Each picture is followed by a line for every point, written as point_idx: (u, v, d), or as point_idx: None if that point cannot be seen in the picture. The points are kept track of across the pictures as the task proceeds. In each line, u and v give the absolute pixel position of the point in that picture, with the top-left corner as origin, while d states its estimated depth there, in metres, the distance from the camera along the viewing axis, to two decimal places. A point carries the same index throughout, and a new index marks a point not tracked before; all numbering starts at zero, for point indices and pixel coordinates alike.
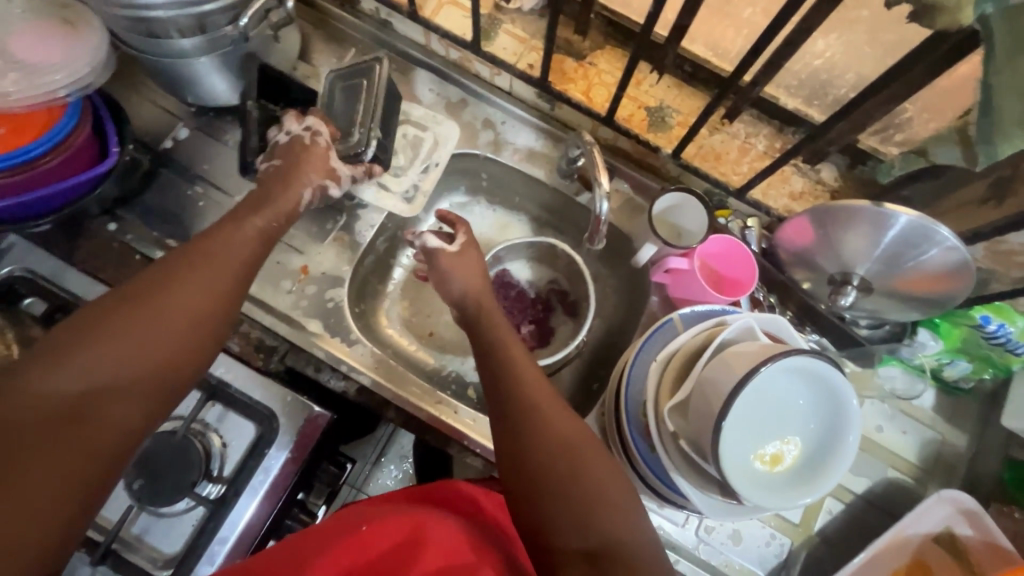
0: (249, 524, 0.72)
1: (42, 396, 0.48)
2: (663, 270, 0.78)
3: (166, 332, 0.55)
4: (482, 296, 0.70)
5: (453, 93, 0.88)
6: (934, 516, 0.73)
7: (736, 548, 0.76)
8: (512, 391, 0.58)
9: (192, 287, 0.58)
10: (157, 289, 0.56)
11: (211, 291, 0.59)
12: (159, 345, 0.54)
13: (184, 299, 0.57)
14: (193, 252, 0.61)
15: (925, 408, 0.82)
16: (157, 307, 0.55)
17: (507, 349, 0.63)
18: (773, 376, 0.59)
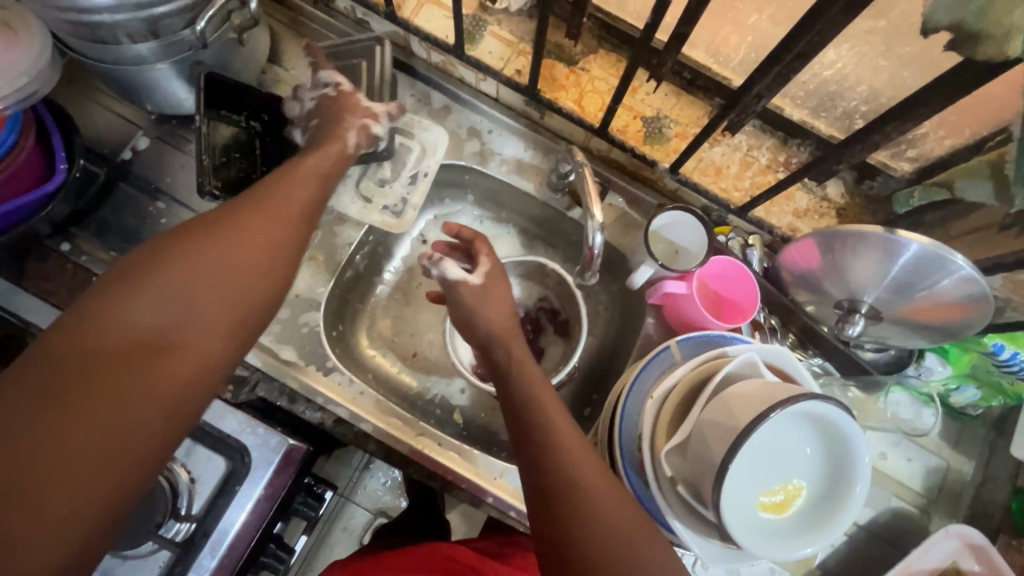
0: (222, 564, 0.68)
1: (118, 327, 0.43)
2: (659, 294, 0.73)
3: (237, 266, 0.50)
4: (500, 339, 0.64)
5: (436, 99, 0.82)
6: (940, 551, 0.70)
7: None
8: (552, 463, 0.52)
9: (261, 226, 0.53)
10: (224, 222, 0.51)
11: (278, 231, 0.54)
12: (228, 282, 0.49)
13: (249, 234, 0.52)
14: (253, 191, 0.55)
15: (931, 435, 0.78)
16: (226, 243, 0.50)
17: (546, 411, 0.56)
18: (778, 420, 0.54)
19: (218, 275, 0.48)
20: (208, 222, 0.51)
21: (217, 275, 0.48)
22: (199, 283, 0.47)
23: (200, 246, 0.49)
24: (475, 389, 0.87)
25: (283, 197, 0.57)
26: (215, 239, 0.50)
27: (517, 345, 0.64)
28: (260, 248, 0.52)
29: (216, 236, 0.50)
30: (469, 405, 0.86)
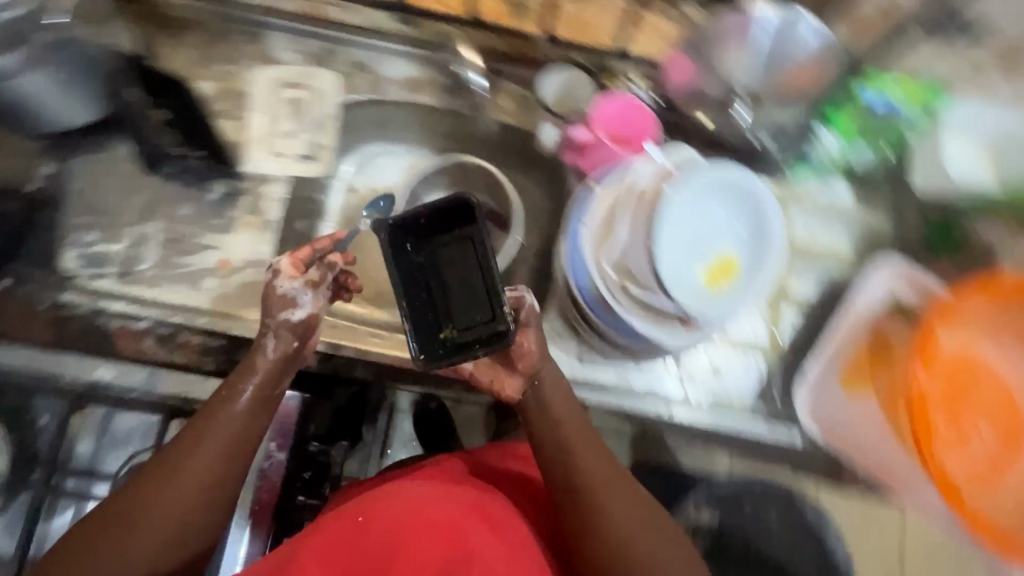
0: (249, 547, 0.75)
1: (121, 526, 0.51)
2: (572, 150, 0.78)
3: (192, 473, 0.53)
4: (549, 396, 0.61)
5: (314, 46, 0.84)
6: (876, 286, 0.78)
7: (718, 379, 0.79)
8: (598, 543, 0.56)
9: (190, 465, 0.53)
10: (202, 427, 0.55)
11: (203, 474, 0.53)
12: (190, 480, 0.53)
13: (172, 486, 0.52)
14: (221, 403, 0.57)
15: (846, 203, 0.86)
16: (198, 452, 0.54)
17: (589, 489, 0.57)
18: (686, 192, 0.63)
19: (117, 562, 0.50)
20: (200, 423, 0.55)
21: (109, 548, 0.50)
22: (139, 516, 0.51)
23: (154, 481, 0.52)
24: None
25: (205, 433, 0.55)
26: (153, 485, 0.52)
27: (558, 385, 0.63)
28: (218, 452, 0.54)
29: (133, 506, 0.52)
30: None
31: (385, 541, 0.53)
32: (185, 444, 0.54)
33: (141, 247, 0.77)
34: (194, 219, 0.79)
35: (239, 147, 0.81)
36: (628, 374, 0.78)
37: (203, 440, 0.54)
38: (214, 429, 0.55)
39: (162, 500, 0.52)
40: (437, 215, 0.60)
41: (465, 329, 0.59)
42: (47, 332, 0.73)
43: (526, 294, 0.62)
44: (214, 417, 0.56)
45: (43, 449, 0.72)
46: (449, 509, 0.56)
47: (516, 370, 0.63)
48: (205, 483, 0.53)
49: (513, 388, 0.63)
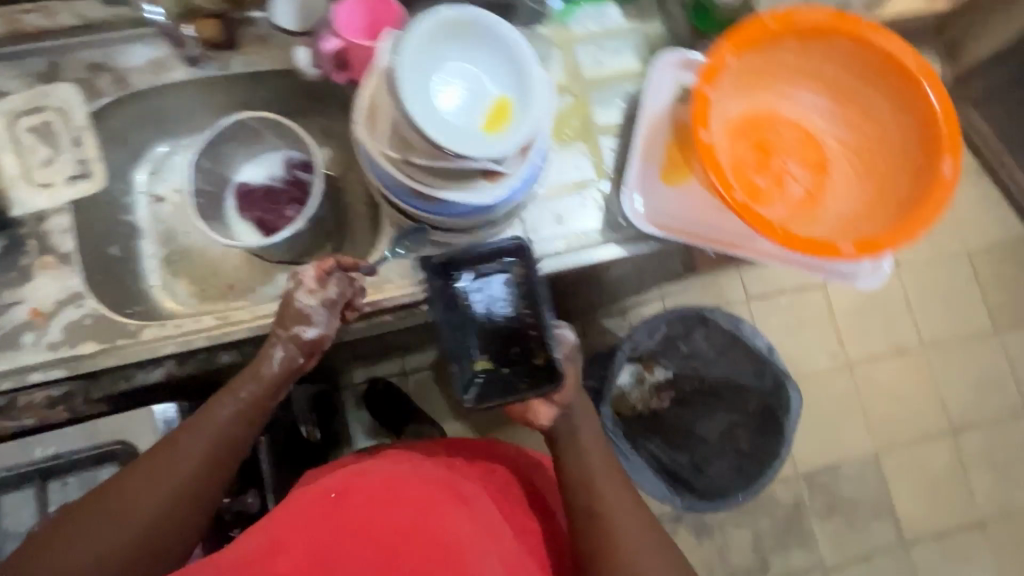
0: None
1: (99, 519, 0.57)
2: (340, 69, 0.76)
3: (180, 470, 0.61)
4: (581, 424, 0.71)
5: (35, 63, 0.78)
6: (665, 82, 0.83)
7: (566, 224, 0.82)
8: (587, 523, 0.64)
9: (177, 467, 0.61)
10: (186, 433, 0.63)
11: (196, 467, 0.62)
12: (175, 474, 0.60)
13: (168, 475, 0.60)
14: (209, 418, 0.65)
15: (618, 24, 0.88)
16: (185, 455, 0.62)
17: (597, 501, 0.65)
18: (418, 59, 0.63)
19: (93, 548, 0.55)
20: (188, 429, 0.64)
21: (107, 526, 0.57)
22: (126, 507, 0.58)
23: (136, 473, 0.60)
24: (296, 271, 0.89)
25: (191, 442, 0.63)
26: (138, 477, 0.60)
27: (593, 425, 0.71)
28: (206, 454, 0.63)
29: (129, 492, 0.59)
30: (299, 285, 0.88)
31: (368, 510, 0.60)
32: (174, 447, 0.62)
33: None
34: None
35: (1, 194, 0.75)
36: None
37: (189, 447, 0.62)
38: (203, 440, 0.63)
39: (149, 490, 0.59)
40: (496, 262, 0.74)
41: (506, 386, 0.71)
42: None
43: (566, 333, 0.73)
44: (199, 427, 0.64)
45: None
46: (416, 480, 0.65)
47: (549, 400, 0.70)
48: (200, 478, 0.62)
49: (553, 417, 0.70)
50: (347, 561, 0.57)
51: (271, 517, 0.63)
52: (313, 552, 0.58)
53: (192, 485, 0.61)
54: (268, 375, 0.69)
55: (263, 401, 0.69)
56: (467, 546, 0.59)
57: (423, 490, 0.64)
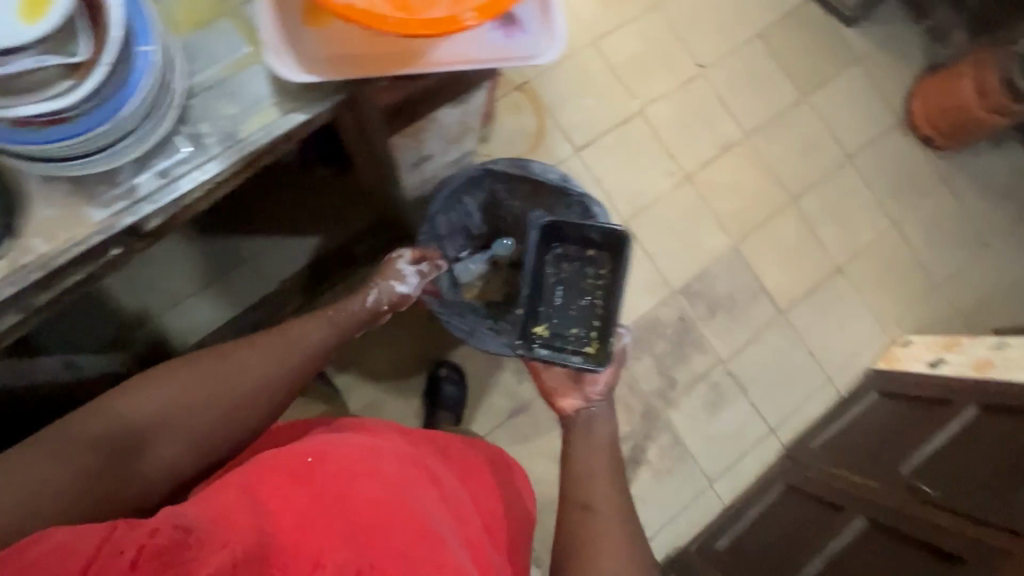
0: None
1: (141, 409, 0.75)
2: None
3: (220, 383, 0.82)
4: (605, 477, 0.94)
5: None
6: None
7: (239, 104, 0.74)
8: (577, 516, 0.88)
9: (219, 386, 0.81)
10: (220, 357, 0.84)
11: (263, 356, 0.88)
12: (206, 402, 0.80)
13: (206, 382, 0.81)
14: (239, 354, 0.86)
15: None
16: (224, 382, 0.82)
17: (588, 503, 0.89)
18: None
19: (156, 395, 0.77)
20: (213, 358, 0.84)
21: (212, 373, 0.82)
22: (177, 383, 0.79)
23: (175, 370, 0.80)
24: None
25: (262, 347, 0.89)
26: (192, 370, 0.81)
27: (601, 458, 0.98)
28: (230, 372, 0.83)
29: (240, 364, 0.85)
30: None
31: (335, 482, 0.74)
32: (197, 367, 0.81)
33: None
34: None
35: None
36: (141, 178, 0.72)
37: (217, 376, 0.82)
38: (225, 369, 0.83)
39: (270, 362, 0.88)
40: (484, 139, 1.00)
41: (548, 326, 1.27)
42: None
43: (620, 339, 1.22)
44: (260, 339, 0.90)
45: None
46: (392, 466, 0.82)
47: (578, 391, 1.13)
48: (270, 370, 0.87)
49: (574, 404, 1.11)
50: (323, 530, 0.67)
51: (235, 471, 0.76)
52: (293, 510, 0.69)
53: (280, 367, 0.89)
54: (290, 343, 0.93)
55: (279, 366, 0.89)
56: (434, 522, 0.76)
57: (398, 477, 0.80)
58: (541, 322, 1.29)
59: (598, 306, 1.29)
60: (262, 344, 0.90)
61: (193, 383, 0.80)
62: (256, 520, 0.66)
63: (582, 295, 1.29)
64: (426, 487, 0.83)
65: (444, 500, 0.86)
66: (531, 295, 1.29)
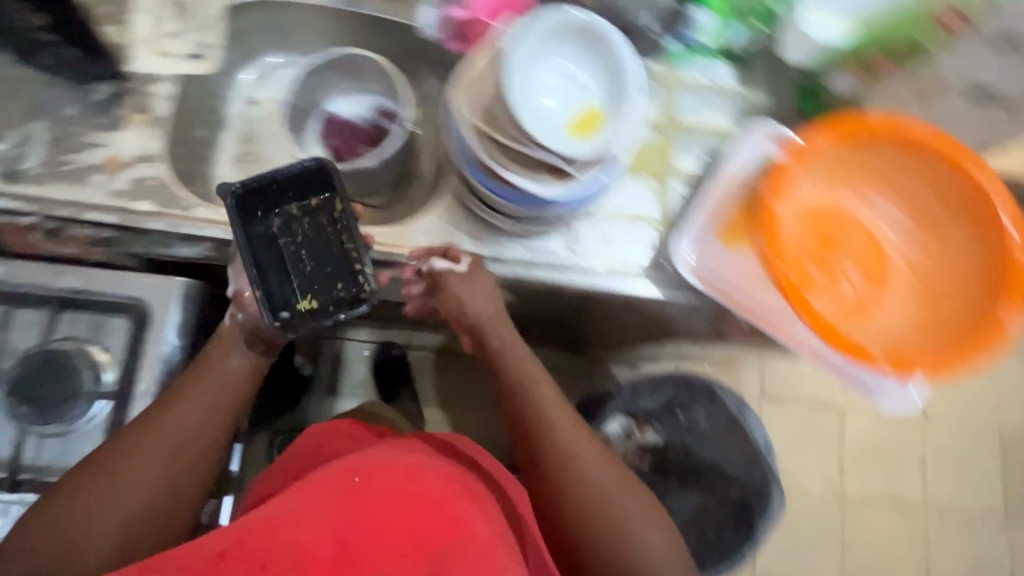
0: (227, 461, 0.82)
1: (90, 530, 0.60)
2: (460, 38, 0.82)
3: (139, 462, 0.63)
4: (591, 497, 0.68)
5: None
6: (754, 150, 0.82)
7: (611, 247, 0.83)
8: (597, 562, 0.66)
9: (157, 441, 0.65)
10: (149, 426, 0.65)
11: (204, 407, 0.68)
12: (122, 494, 0.62)
13: (139, 464, 0.63)
14: (171, 412, 0.67)
15: (725, 83, 0.92)
16: (161, 444, 0.65)
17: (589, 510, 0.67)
18: (539, 38, 0.65)
19: (106, 514, 0.60)
20: (130, 433, 0.65)
21: (143, 455, 0.64)
22: (108, 482, 0.62)
23: (109, 461, 0.63)
24: None
25: (208, 391, 0.70)
26: (112, 454, 0.63)
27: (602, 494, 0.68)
28: (164, 446, 0.65)
29: (168, 422, 0.66)
30: None
31: (387, 506, 0.59)
32: (127, 451, 0.64)
33: (26, 148, 0.76)
34: (80, 118, 0.79)
35: (122, 47, 0.81)
36: (519, 245, 0.82)
37: (132, 460, 0.63)
38: (135, 445, 0.64)
39: (204, 411, 0.68)
40: (288, 181, 0.71)
41: None
42: None
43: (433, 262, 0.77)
44: (210, 375, 0.71)
45: None
46: (440, 477, 0.65)
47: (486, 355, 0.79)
48: (212, 405, 0.69)
49: (470, 345, 0.81)
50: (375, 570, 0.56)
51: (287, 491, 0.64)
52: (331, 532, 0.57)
53: (212, 417, 0.69)
54: (226, 379, 0.72)
55: (240, 392, 0.73)
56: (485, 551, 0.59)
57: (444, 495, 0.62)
58: (300, 289, 0.71)
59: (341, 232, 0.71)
60: (210, 385, 0.70)
61: (113, 494, 0.61)
62: (309, 548, 0.57)
63: (334, 247, 0.71)
64: (461, 494, 0.65)
65: (488, 513, 0.66)
66: (259, 252, 0.70)
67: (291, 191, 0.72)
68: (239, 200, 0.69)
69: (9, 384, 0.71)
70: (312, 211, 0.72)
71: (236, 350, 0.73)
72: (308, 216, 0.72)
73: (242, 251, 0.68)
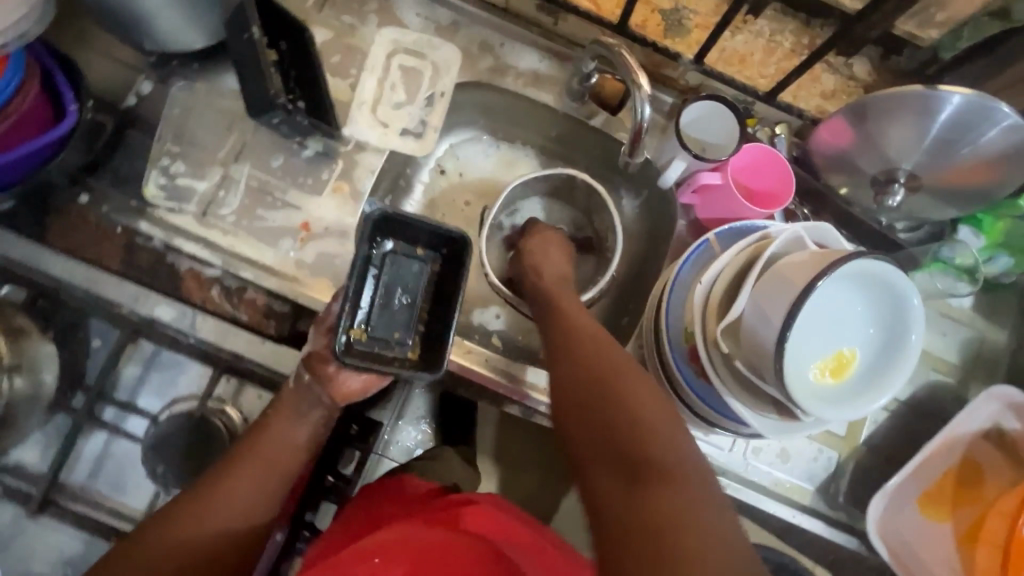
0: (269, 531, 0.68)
1: None
2: (692, 189, 0.72)
3: (191, 533, 0.55)
4: None
5: (443, 15, 0.79)
6: (982, 413, 0.71)
7: (784, 466, 0.74)
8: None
9: (200, 511, 0.56)
10: (192, 498, 0.57)
11: (256, 481, 0.60)
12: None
13: (171, 541, 0.54)
14: (235, 469, 0.60)
15: (964, 308, 0.78)
16: (222, 517, 0.57)
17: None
18: (831, 284, 0.55)
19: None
20: (181, 506, 0.56)
21: (207, 523, 0.56)
22: (158, 548, 0.54)
23: (159, 527, 0.55)
24: (512, 313, 0.81)
25: (267, 456, 0.61)
26: (161, 525, 0.55)
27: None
28: (196, 523, 0.56)
29: (216, 495, 0.58)
30: (507, 329, 0.81)
31: None
32: (166, 526, 0.55)
33: (226, 191, 0.73)
34: (284, 172, 0.75)
35: (343, 107, 0.77)
36: (692, 440, 0.73)
37: (168, 538, 0.54)
38: (185, 523, 0.55)
39: (261, 478, 0.60)
40: (431, 231, 0.64)
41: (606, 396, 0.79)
42: (116, 260, 0.70)
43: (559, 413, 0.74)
44: (271, 441, 0.62)
45: (87, 375, 0.71)
46: None
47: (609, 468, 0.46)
48: (278, 472, 0.62)
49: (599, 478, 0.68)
50: None
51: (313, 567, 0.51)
52: None
53: (271, 492, 0.60)
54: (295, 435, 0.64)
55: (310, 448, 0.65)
56: None
57: None
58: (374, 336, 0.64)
59: (421, 296, 0.67)
60: (267, 455, 0.62)
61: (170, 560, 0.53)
62: None
63: (408, 313, 0.66)
64: None
65: None
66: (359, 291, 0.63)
67: (423, 236, 0.65)
68: (376, 222, 0.62)
69: (152, 437, 0.69)
70: (414, 258, 0.67)
71: (311, 409, 0.64)
72: (404, 260, 0.66)
73: (352, 272, 0.60)
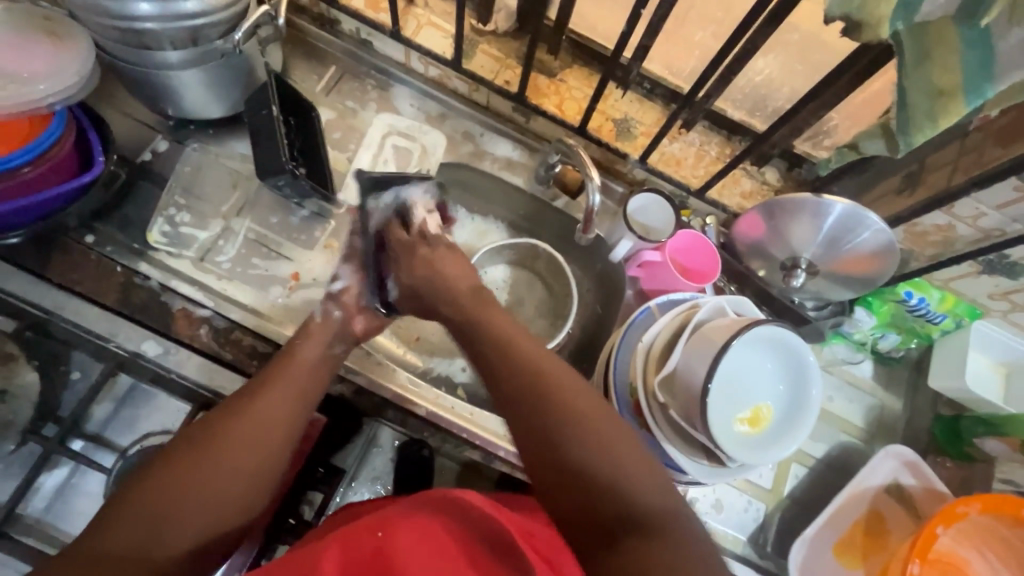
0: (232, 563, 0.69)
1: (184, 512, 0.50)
2: (637, 263, 0.84)
3: (242, 434, 0.56)
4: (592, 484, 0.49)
5: (433, 107, 0.94)
6: (885, 469, 0.82)
7: (719, 517, 0.81)
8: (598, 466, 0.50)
9: (247, 414, 0.58)
10: (236, 407, 0.58)
11: (292, 394, 0.61)
12: (211, 475, 0.53)
13: (227, 442, 0.55)
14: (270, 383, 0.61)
15: (866, 378, 0.91)
16: (264, 423, 0.58)
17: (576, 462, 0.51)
18: (745, 343, 0.67)
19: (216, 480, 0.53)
20: (224, 418, 0.57)
21: (251, 432, 0.57)
22: (215, 449, 0.54)
23: (211, 431, 0.56)
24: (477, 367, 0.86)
25: (297, 376, 0.63)
26: (210, 429, 0.56)
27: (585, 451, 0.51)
28: (247, 428, 0.57)
29: (256, 404, 0.59)
30: (472, 382, 0.86)
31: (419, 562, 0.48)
32: (214, 434, 0.55)
33: (225, 240, 0.81)
34: (280, 227, 0.84)
35: (340, 175, 0.88)
36: None
37: (222, 442, 0.55)
38: (233, 426, 0.56)
39: (294, 396, 0.62)
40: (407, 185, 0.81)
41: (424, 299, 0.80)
42: (111, 296, 0.74)
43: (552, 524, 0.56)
44: (299, 361, 0.65)
45: (63, 406, 0.73)
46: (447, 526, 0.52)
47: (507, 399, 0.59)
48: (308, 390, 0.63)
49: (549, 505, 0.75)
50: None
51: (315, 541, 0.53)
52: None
53: (301, 401, 0.62)
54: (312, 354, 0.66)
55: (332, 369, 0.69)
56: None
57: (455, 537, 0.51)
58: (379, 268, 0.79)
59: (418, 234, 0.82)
60: (296, 370, 0.64)
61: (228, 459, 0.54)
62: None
63: None
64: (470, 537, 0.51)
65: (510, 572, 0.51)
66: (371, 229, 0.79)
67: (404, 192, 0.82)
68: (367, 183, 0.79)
69: (120, 470, 0.71)
70: None
71: (337, 341, 0.69)
72: None
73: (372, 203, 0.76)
